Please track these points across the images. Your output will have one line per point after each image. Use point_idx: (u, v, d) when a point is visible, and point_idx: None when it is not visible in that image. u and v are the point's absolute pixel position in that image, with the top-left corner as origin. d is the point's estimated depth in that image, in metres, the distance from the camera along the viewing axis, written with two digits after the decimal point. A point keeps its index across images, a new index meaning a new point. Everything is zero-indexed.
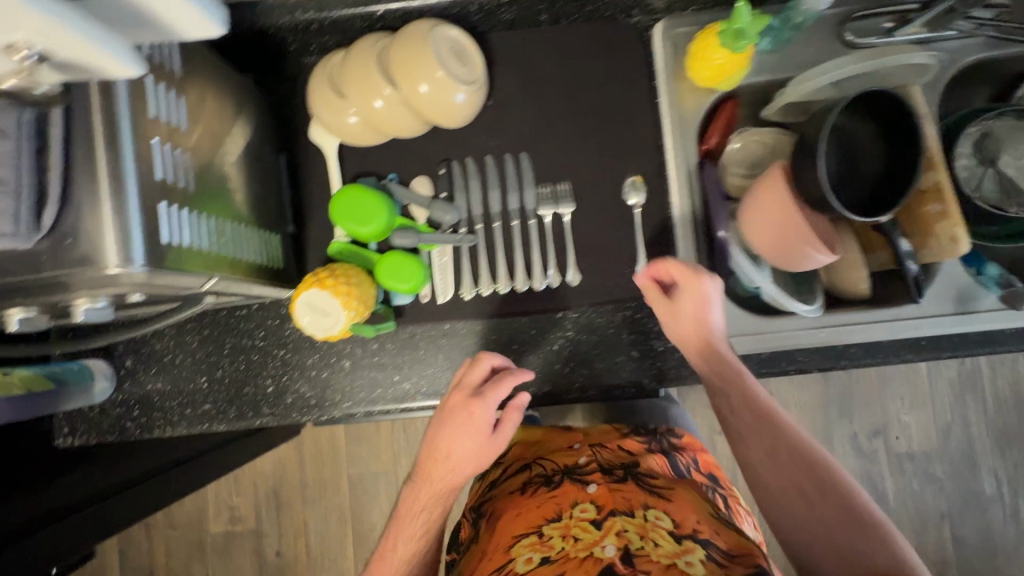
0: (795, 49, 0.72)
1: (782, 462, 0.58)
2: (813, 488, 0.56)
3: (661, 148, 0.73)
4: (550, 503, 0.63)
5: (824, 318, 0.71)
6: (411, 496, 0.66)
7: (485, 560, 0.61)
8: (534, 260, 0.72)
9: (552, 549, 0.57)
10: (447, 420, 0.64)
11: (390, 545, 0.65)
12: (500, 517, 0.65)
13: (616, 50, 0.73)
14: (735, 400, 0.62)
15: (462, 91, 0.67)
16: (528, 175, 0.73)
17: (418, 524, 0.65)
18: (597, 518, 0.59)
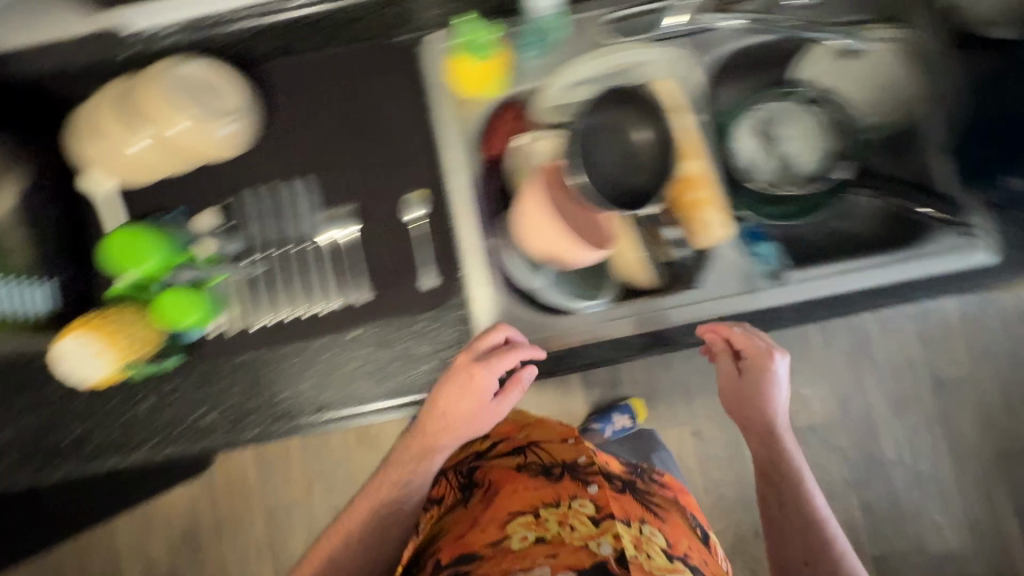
0: (555, 56, 0.74)
1: (774, 512, 0.74)
2: (804, 552, 0.71)
3: (437, 161, 0.74)
4: (546, 489, 0.67)
5: (606, 312, 0.72)
6: (421, 440, 0.73)
7: (478, 530, 0.64)
8: (320, 284, 0.72)
9: (548, 531, 0.61)
10: (452, 380, 0.66)
11: (396, 483, 0.75)
12: (496, 497, 0.68)
13: (385, 71, 0.75)
14: (767, 452, 0.75)
15: (223, 125, 0.68)
16: (308, 199, 0.73)
17: (422, 466, 0.75)
18: (595, 517, 0.61)
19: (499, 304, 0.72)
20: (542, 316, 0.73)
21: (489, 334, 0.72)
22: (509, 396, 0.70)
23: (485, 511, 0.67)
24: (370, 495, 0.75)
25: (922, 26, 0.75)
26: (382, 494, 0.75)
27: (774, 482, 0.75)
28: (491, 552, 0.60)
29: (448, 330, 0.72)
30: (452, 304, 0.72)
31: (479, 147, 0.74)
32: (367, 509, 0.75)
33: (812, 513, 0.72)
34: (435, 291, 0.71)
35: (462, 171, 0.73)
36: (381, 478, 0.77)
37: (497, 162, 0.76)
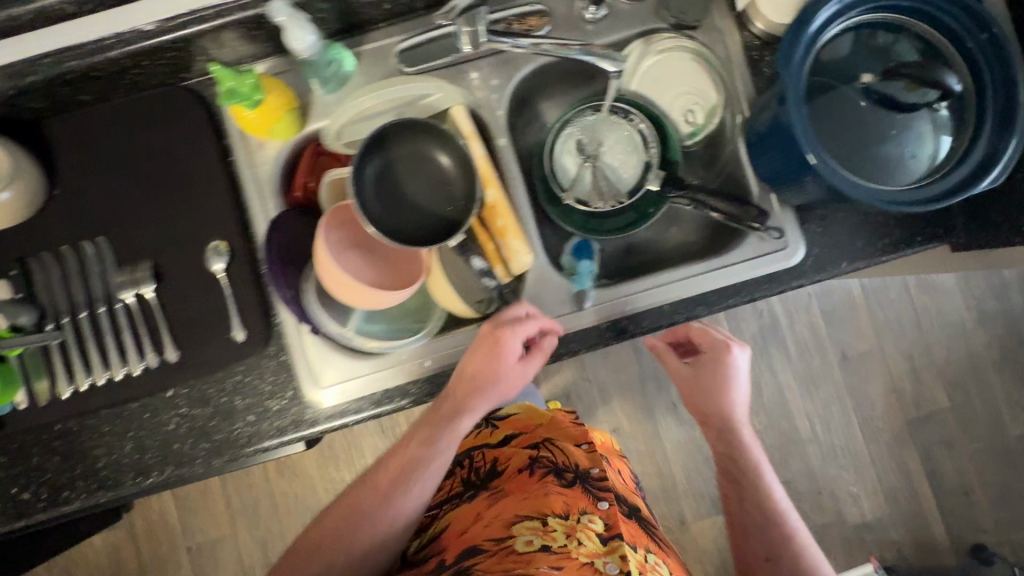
0: (352, 89, 0.72)
1: (736, 479, 0.87)
2: (761, 516, 0.83)
3: (241, 208, 0.72)
4: (555, 499, 0.72)
5: (430, 346, 0.73)
6: (439, 422, 0.69)
7: (481, 529, 0.71)
8: (128, 346, 0.70)
9: (554, 541, 0.65)
10: (477, 349, 0.67)
11: (432, 431, 0.70)
12: (504, 500, 0.75)
13: (176, 117, 0.72)
14: (714, 436, 0.91)
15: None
16: (108, 260, 0.70)
17: (454, 431, 0.69)
18: (604, 534, 0.65)
19: (316, 349, 0.71)
20: (361, 358, 0.72)
21: (309, 380, 0.71)
22: (513, 382, 0.68)
23: (492, 510, 0.74)
24: (394, 475, 0.70)
25: (721, 27, 0.73)
26: (409, 476, 0.70)
27: (733, 478, 0.88)
28: (494, 548, 0.68)
29: (268, 379, 0.72)
30: (269, 351, 0.72)
31: (280, 191, 0.73)
32: (393, 480, 0.70)
33: (766, 514, 0.83)
34: (248, 344, 0.71)
35: (266, 219, 0.72)
36: (427, 422, 0.70)
37: (304, 203, 0.74)
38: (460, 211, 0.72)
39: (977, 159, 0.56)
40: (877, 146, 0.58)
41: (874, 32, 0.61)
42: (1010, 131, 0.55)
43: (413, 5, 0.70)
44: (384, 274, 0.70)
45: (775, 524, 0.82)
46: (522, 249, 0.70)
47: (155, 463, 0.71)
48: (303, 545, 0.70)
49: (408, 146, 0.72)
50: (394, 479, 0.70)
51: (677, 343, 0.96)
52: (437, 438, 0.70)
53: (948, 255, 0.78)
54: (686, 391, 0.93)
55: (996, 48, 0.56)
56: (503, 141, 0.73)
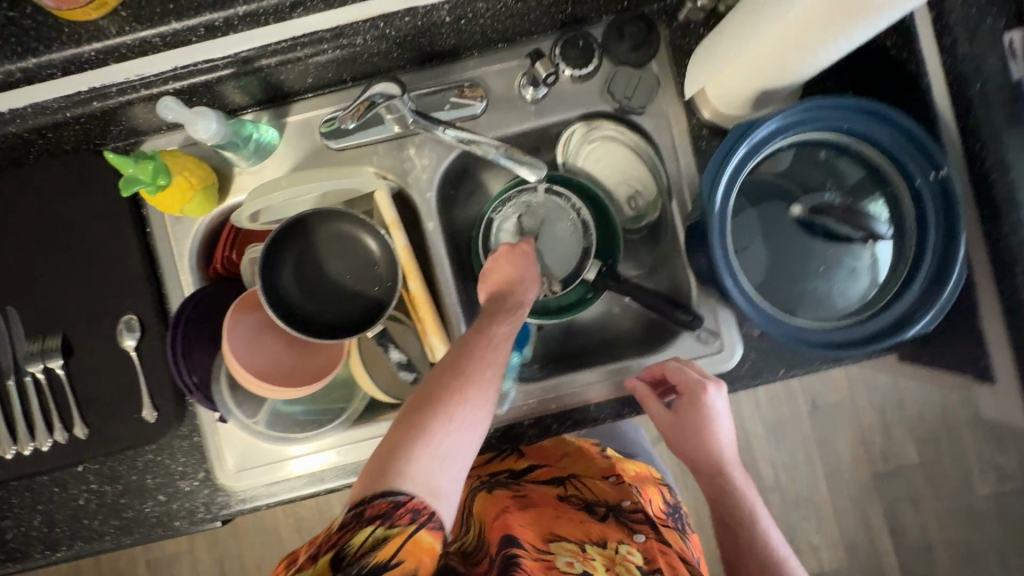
0: (275, 163, 0.69)
1: (743, 548, 0.62)
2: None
3: (158, 282, 0.70)
4: (591, 526, 0.61)
5: (346, 434, 0.70)
6: (486, 319, 0.59)
7: (517, 524, 0.59)
8: (36, 419, 0.68)
9: (595, 570, 0.54)
10: (508, 254, 0.65)
11: (481, 336, 0.57)
12: (535, 510, 0.63)
13: (90, 184, 0.68)
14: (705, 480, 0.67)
15: None
16: (17, 332, 0.68)
17: (505, 330, 0.58)
18: (644, 569, 0.55)
19: (228, 434, 0.69)
20: (275, 443, 0.70)
21: (221, 465, 0.69)
22: (531, 284, 0.64)
23: (524, 515, 0.62)
24: (432, 384, 0.53)
25: (669, 112, 0.69)
26: (468, 366, 0.54)
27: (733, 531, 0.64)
28: (534, 552, 0.54)
29: (180, 459, 0.70)
30: (183, 430, 0.70)
31: (198, 264, 0.71)
32: (440, 388, 0.52)
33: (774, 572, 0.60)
34: (158, 425, 0.69)
35: (183, 294, 0.70)
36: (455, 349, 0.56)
37: (225, 275, 0.73)
38: (381, 298, 0.69)
39: (898, 312, 0.54)
40: (807, 280, 0.58)
41: (822, 148, 0.59)
42: (939, 289, 0.52)
43: (341, 79, 0.67)
44: (302, 363, 0.67)
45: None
46: (438, 347, 0.66)
47: (64, 538, 0.70)
48: (353, 507, 0.46)
49: (329, 227, 0.68)
50: (444, 376, 0.53)
51: (655, 382, 0.68)
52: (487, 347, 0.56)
53: (899, 362, 0.73)
54: (676, 441, 0.67)
55: (944, 193, 0.53)
56: (431, 227, 0.70)
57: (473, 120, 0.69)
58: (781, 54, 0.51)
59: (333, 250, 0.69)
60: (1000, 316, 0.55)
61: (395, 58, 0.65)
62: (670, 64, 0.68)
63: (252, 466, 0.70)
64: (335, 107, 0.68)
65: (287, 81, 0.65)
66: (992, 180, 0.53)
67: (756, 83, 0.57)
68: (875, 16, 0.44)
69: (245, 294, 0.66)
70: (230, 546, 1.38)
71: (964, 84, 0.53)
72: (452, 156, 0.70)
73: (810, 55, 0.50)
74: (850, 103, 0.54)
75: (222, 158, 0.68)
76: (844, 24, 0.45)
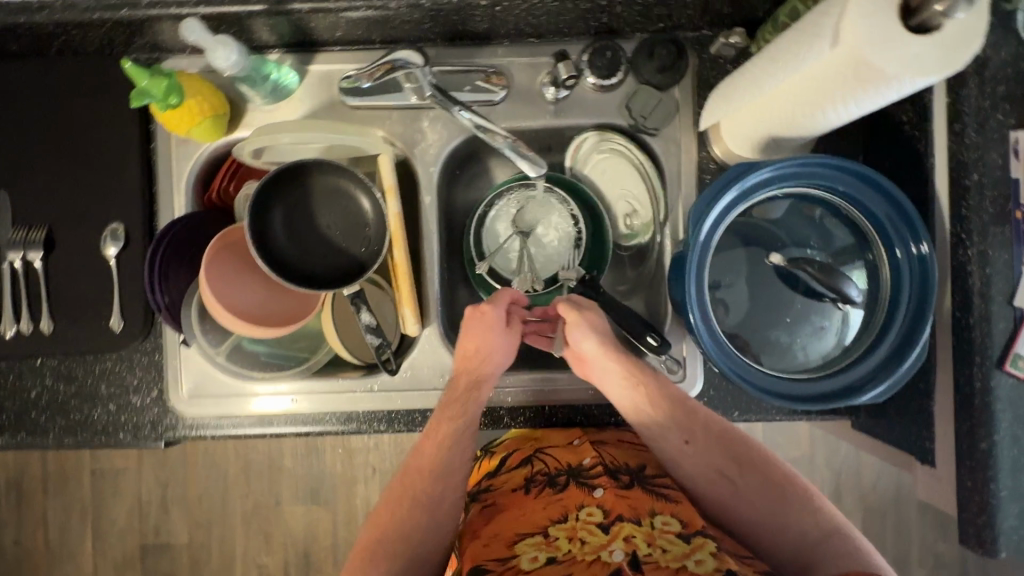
0: (289, 107, 0.70)
1: (701, 450, 0.65)
2: (722, 459, 0.65)
3: (151, 198, 0.71)
4: (553, 506, 0.63)
5: (303, 384, 0.71)
6: (445, 415, 0.66)
7: (481, 546, 0.61)
8: (6, 305, 0.69)
9: (560, 551, 0.58)
10: (470, 323, 0.66)
11: (438, 437, 0.66)
12: (500, 515, 0.64)
13: (105, 89, 0.69)
14: (651, 407, 0.65)
15: None
16: (5, 218, 0.69)
17: (460, 426, 0.66)
18: (605, 523, 0.59)
19: (188, 361, 0.70)
20: (232, 379, 0.71)
21: (175, 389, 0.70)
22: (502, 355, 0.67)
23: (489, 529, 0.63)
24: (403, 488, 0.66)
25: (679, 139, 0.70)
26: (428, 474, 0.65)
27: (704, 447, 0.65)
28: (498, 569, 0.58)
29: (136, 373, 0.71)
30: (145, 347, 0.71)
31: (194, 189, 0.71)
32: (404, 493, 0.65)
33: (741, 454, 0.65)
34: (122, 337, 0.69)
35: (172, 216, 0.71)
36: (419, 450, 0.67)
37: (219, 204, 0.73)
38: (365, 259, 0.70)
39: (849, 379, 0.55)
40: (771, 329, 0.59)
41: (817, 206, 0.60)
42: (896, 364, 0.54)
43: (369, 39, 0.68)
44: (274, 306, 0.67)
45: (750, 456, 0.65)
46: (409, 318, 0.67)
47: (10, 426, 0.70)
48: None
49: (328, 179, 0.69)
50: (410, 480, 0.66)
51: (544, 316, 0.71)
52: (442, 452, 0.65)
53: (851, 427, 0.74)
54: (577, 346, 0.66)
55: (921, 268, 0.54)
56: (427, 200, 0.71)
57: (489, 106, 0.70)
58: (793, 106, 0.51)
59: (327, 203, 0.70)
60: (951, 403, 0.56)
61: (426, 29, 0.66)
62: (692, 93, 0.69)
63: (205, 394, 0.71)
64: (359, 65, 0.69)
65: (316, 29, 0.65)
66: (969, 270, 0.53)
67: (767, 127, 0.58)
68: (882, 92, 0.44)
69: (230, 228, 0.66)
70: (177, 472, 1.38)
71: (964, 171, 0.54)
72: (462, 137, 0.71)
73: (818, 114, 0.51)
74: (850, 167, 0.54)
75: (238, 91, 0.69)
76: (853, 93, 0.46)
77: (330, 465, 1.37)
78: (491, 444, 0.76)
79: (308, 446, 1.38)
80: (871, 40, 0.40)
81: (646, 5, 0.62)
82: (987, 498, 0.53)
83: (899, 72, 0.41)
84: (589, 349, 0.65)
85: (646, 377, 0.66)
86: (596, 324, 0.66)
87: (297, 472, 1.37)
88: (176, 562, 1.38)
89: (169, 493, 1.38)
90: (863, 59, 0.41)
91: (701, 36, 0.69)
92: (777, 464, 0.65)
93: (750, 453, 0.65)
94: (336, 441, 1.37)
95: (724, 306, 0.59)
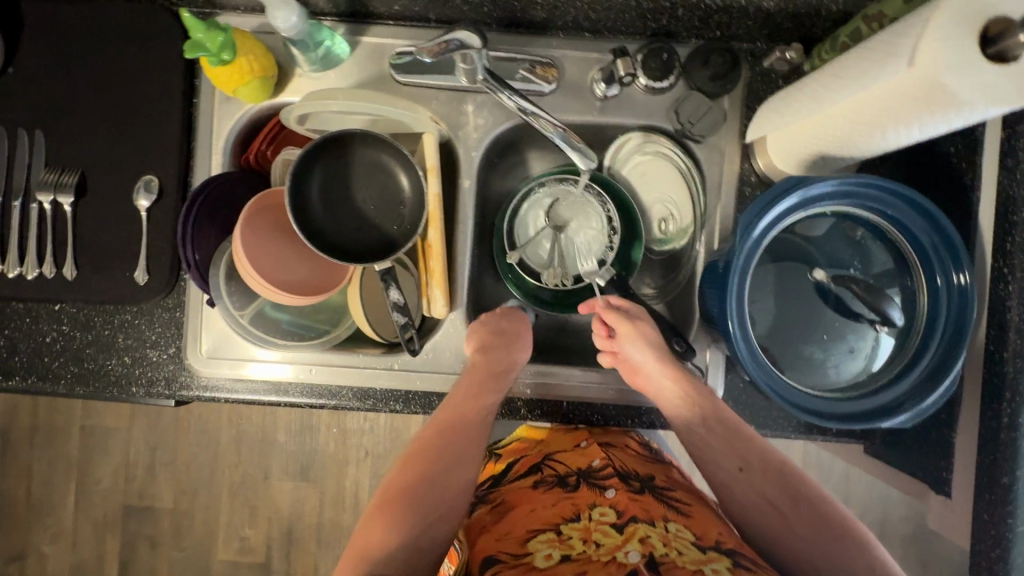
0: (337, 76, 0.69)
1: (757, 478, 0.63)
2: (777, 493, 0.62)
3: (189, 154, 0.70)
4: (564, 503, 0.65)
5: (324, 356, 0.71)
6: (467, 397, 0.67)
7: (495, 541, 0.62)
8: (30, 247, 0.68)
9: (573, 549, 0.59)
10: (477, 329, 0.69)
11: (458, 412, 0.66)
12: (512, 512, 0.66)
13: (154, 39, 0.69)
14: (712, 428, 0.64)
15: None
16: (38, 157, 0.68)
17: (479, 407, 0.67)
18: (619, 523, 0.61)
19: (212, 320, 0.70)
20: (251, 343, 0.70)
21: (195, 347, 0.70)
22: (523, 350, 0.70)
23: (501, 526, 0.64)
24: (419, 457, 0.66)
25: (723, 149, 0.70)
26: (444, 450, 0.66)
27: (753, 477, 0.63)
28: (512, 561, 0.59)
29: (156, 328, 0.70)
30: (167, 302, 0.70)
31: (232, 149, 0.71)
32: (422, 466, 0.65)
33: (796, 487, 0.63)
34: (146, 290, 0.69)
35: (208, 173, 0.70)
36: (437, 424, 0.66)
37: (255, 167, 0.73)
38: (399, 237, 0.69)
39: (884, 400, 0.56)
40: (807, 345, 0.59)
41: (859, 226, 0.60)
42: (928, 390, 0.55)
43: (425, 16, 0.67)
44: (303, 274, 0.67)
45: (807, 493, 0.62)
46: (439, 301, 0.67)
47: (21, 369, 0.69)
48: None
49: (370, 152, 0.68)
50: (426, 452, 0.66)
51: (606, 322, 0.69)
52: (461, 429, 0.66)
53: (861, 451, 0.75)
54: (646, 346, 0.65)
55: (960, 297, 0.54)
56: (466, 184, 0.70)
57: (538, 96, 0.69)
58: (850, 125, 0.51)
59: (367, 176, 0.69)
60: (975, 436, 0.56)
61: (484, 13, 0.66)
62: (741, 104, 0.69)
63: (225, 357, 0.70)
64: (413, 42, 0.69)
65: (375, 1, 0.65)
66: (1007, 307, 0.54)
67: (816, 144, 0.58)
68: (949, 116, 0.44)
69: (267, 192, 0.66)
70: (168, 436, 1.37)
71: (1012, 208, 0.54)
72: (506, 125, 0.71)
73: (876, 135, 0.51)
74: (899, 193, 0.55)
75: (288, 55, 0.68)
76: (919, 115, 0.46)
77: (323, 443, 1.36)
78: (497, 447, 0.81)
79: (302, 423, 1.36)
80: (949, 64, 0.40)
81: (709, 11, 0.62)
82: (1003, 531, 0.54)
83: (973, 97, 0.41)
84: (641, 359, 0.65)
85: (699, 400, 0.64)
86: (648, 337, 0.66)
87: (289, 448, 1.36)
88: (158, 527, 1.36)
89: (157, 457, 1.36)
90: (938, 82, 0.41)
91: (756, 48, 0.69)
92: (837, 509, 0.62)
93: (807, 490, 0.63)
94: (331, 420, 1.36)
95: (759, 319, 0.60)
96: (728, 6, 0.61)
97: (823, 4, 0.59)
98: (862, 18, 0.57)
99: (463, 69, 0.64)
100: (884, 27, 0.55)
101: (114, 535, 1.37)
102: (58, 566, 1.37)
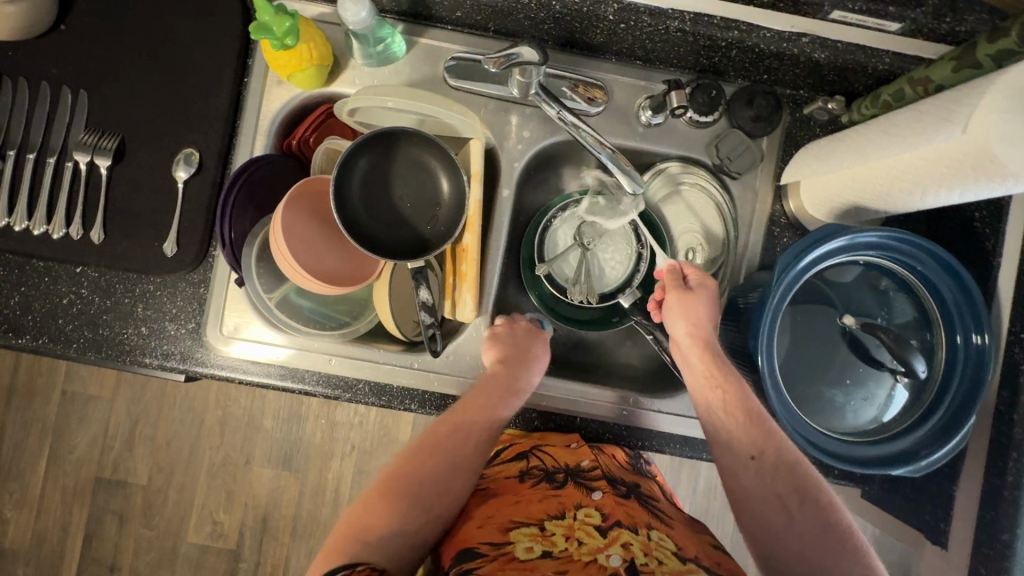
0: (390, 73, 0.70)
1: (770, 474, 0.59)
2: (788, 490, 0.59)
3: (232, 132, 0.70)
4: (551, 501, 0.64)
5: (343, 346, 0.71)
6: (454, 415, 0.64)
7: (479, 532, 0.60)
8: (59, 205, 0.67)
9: (555, 547, 0.57)
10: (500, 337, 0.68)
11: (443, 428, 0.63)
12: (495, 502, 0.64)
13: (212, 15, 0.69)
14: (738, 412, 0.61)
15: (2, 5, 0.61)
16: (79, 118, 0.67)
17: (465, 430, 0.64)
18: (603, 527, 0.60)
19: (233, 299, 0.69)
20: (271, 325, 0.70)
21: (213, 324, 0.69)
22: (536, 372, 0.68)
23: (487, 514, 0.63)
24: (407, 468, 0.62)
25: (756, 188, 0.72)
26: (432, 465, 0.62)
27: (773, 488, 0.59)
28: (492, 552, 0.56)
29: (178, 302, 0.69)
30: (192, 277, 0.69)
31: (276, 133, 0.71)
32: (406, 480, 0.61)
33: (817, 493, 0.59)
34: (173, 262, 0.68)
35: (249, 153, 0.70)
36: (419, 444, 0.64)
37: (295, 152, 0.72)
38: (434, 238, 0.70)
39: (902, 445, 0.59)
40: (826, 386, 0.61)
41: (884, 277, 0.62)
42: (938, 443, 0.57)
43: (485, 26, 0.69)
44: (332, 263, 0.67)
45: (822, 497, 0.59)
46: (469, 304, 0.68)
47: (26, 327, 0.67)
48: None
49: (415, 150, 0.69)
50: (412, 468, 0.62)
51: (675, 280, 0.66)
52: (445, 447, 0.63)
53: (856, 495, 0.77)
54: (678, 317, 0.64)
55: (977, 357, 0.57)
56: (505, 193, 0.72)
57: (584, 116, 0.70)
58: (892, 183, 0.54)
59: (409, 172, 0.69)
60: (975, 493, 0.60)
61: (544, 30, 0.68)
62: (778, 147, 0.71)
63: (241, 337, 0.69)
64: (469, 49, 0.70)
65: (438, 5, 0.66)
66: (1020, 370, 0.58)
67: (850, 197, 0.60)
68: (990, 184, 0.48)
69: (305, 179, 0.66)
70: (150, 411, 1.33)
71: None
72: (549, 142, 0.73)
73: (914, 196, 0.53)
74: (933, 251, 0.58)
75: (344, 45, 0.69)
76: (963, 181, 0.49)
77: (310, 434, 1.34)
78: None
79: (290, 411, 1.34)
80: (1001, 136, 0.44)
81: (760, 55, 0.65)
82: None
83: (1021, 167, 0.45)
84: (679, 334, 0.64)
85: (698, 319, 0.63)
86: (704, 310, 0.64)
87: (274, 435, 1.34)
88: (129, 502, 1.33)
89: (137, 431, 1.33)
90: (990, 148, 0.45)
91: (797, 96, 0.71)
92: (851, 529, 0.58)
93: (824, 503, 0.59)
94: (320, 411, 1.34)
95: (782, 358, 0.62)
96: (780, 53, 0.63)
97: (870, 62, 0.62)
98: (906, 80, 0.60)
99: (518, 82, 0.64)
100: (929, 92, 0.58)
101: (81, 506, 1.32)
102: (19, 534, 1.32)
